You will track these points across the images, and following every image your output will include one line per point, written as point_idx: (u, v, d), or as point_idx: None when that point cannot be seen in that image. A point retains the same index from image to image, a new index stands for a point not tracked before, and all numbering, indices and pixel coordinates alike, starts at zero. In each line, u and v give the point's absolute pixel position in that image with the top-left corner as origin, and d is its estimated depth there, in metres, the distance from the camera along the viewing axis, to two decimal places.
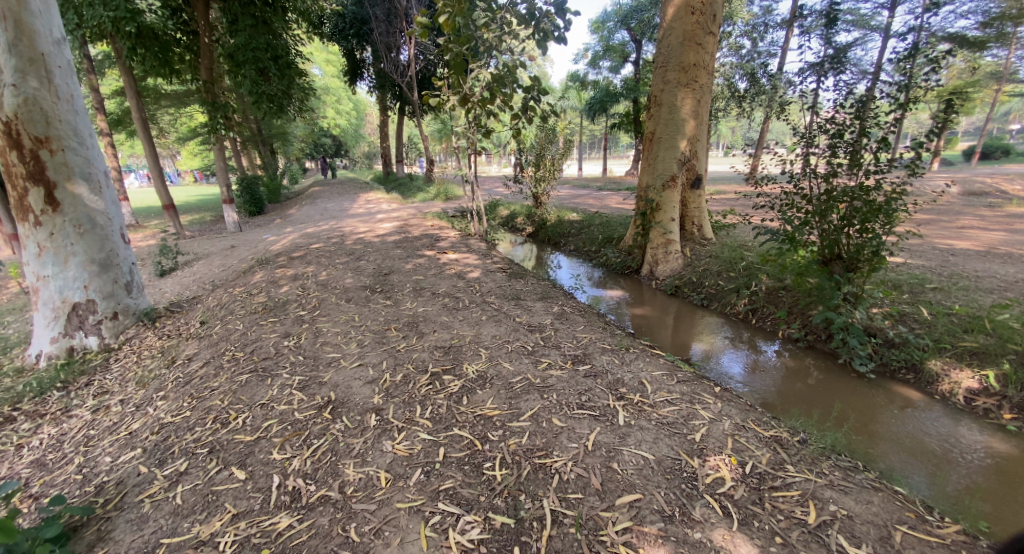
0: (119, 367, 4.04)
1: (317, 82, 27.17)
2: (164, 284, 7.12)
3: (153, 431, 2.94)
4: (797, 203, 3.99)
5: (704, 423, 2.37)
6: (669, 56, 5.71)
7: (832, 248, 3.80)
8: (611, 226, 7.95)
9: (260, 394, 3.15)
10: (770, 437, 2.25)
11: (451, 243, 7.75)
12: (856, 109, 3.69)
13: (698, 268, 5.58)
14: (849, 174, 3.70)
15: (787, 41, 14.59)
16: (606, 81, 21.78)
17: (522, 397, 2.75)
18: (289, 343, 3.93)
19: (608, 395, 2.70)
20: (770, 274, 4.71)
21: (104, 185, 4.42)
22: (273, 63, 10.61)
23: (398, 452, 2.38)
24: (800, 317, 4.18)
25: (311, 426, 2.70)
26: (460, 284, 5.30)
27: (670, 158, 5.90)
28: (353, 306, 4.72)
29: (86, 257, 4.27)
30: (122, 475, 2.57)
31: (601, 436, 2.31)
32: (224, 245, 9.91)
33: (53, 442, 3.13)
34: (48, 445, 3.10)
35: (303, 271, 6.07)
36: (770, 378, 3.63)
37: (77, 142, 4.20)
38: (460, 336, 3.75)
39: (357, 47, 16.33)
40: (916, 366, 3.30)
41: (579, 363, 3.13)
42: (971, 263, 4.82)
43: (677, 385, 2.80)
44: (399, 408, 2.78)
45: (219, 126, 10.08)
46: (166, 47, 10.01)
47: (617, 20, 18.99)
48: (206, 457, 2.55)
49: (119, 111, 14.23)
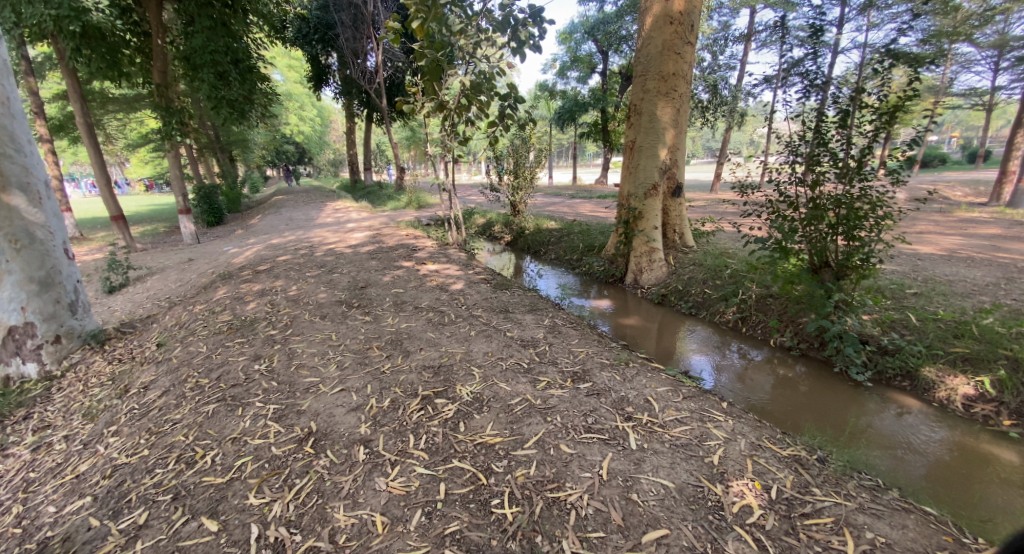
0: (63, 398, 3.61)
1: (279, 88, 26.28)
2: (113, 302, 6.55)
3: (105, 475, 2.59)
4: (784, 210, 3.99)
5: (719, 443, 2.27)
6: (648, 65, 5.72)
7: (822, 255, 3.82)
8: (591, 235, 7.91)
9: (230, 427, 2.84)
10: (790, 456, 2.17)
11: (428, 253, 7.51)
12: (838, 118, 3.73)
13: (683, 276, 5.58)
14: (836, 181, 3.74)
15: (746, 54, 15.16)
16: (574, 91, 22.05)
17: (524, 421, 2.57)
18: (261, 367, 3.61)
19: (615, 415, 2.56)
20: (758, 282, 4.72)
21: (44, 196, 4.02)
22: (233, 67, 10.14)
23: (394, 490, 2.15)
24: (791, 325, 4.20)
25: (291, 463, 2.43)
26: (443, 297, 5.08)
27: (651, 166, 5.89)
28: (330, 324, 4.42)
29: (24, 275, 3.83)
30: (69, 529, 2.23)
31: (615, 462, 2.17)
32: (182, 258, 9.28)
33: None
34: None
35: (272, 286, 5.70)
36: (771, 391, 3.56)
37: (13, 148, 3.79)
38: (450, 355, 3.54)
39: (322, 52, 15.83)
40: (911, 373, 3.35)
41: (579, 381, 2.99)
42: (941, 267, 5.00)
43: (684, 402, 2.70)
44: (390, 438, 2.55)
45: (174, 133, 9.45)
46: (114, 48, 9.31)
47: (584, 32, 19.26)
48: (169, 505, 2.24)
49: (61, 116, 13.21)
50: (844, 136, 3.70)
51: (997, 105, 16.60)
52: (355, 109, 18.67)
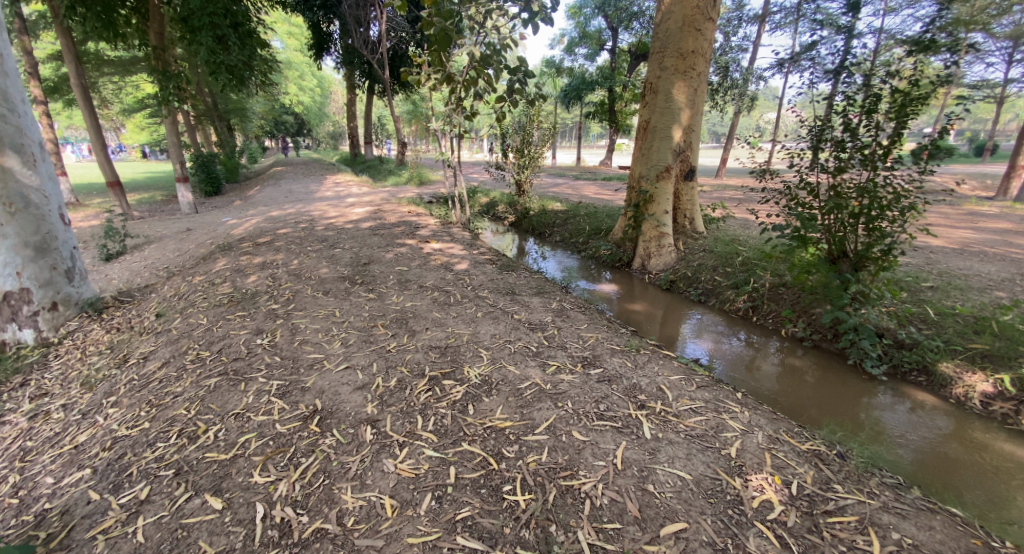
0: (61, 365, 3.57)
1: (278, 56, 25.59)
2: (111, 271, 6.43)
3: (104, 447, 2.54)
4: (803, 198, 3.88)
5: (736, 435, 2.23)
6: (667, 41, 5.51)
7: (841, 245, 3.73)
8: (598, 218, 7.79)
9: (232, 403, 2.78)
10: (809, 450, 2.14)
11: (431, 231, 7.37)
12: (868, 101, 3.55)
13: (692, 262, 5.49)
14: (860, 167, 3.60)
15: (759, 36, 14.71)
16: (581, 69, 21.46)
17: (534, 406, 2.51)
18: (263, 341, 3.54)
19: (628, 403, 2.51)
20: (771, 271, 4.62)
21: (39, 159, 3.95)
22: (233, 31, 9.78)
23: (402, 473, 2.10)
24: (804, 316, 4.12)
25: (296, 441, 2.38)
26: (448, 276, 4.99)
27: (664, 149, 5.74)
28: (332, 300, 4.34)
29: (19, 240, 3.76)
30: (68, 502, 2.19)
31: (629, 451, 2.13)
32: (179, 227, 9.13)
33: None
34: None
35: (273, 259, 5.59)
36: (780, 381, 3.50)
37: (6, 108, 3.70)
38: (456, 335, 3.47)
39: (323, 19, 15.27)
40: (928, 368, 3.30)
41: (590, 367, 2.92)
42: (955, 261, 4.91)
43: (698, 391, 2.64)
44: (397, 419, 2.49)
45: (171, 98, 9.14)
46: (109, 7, 8.97)
47: (594, 7, 18.64)
48: (171, 481, 2.19)
49: (56, 77, 12.83)
50: (875, 121, 3.51)
51: (1011, 97, 16.23)
52: (356, 80, 18.24)
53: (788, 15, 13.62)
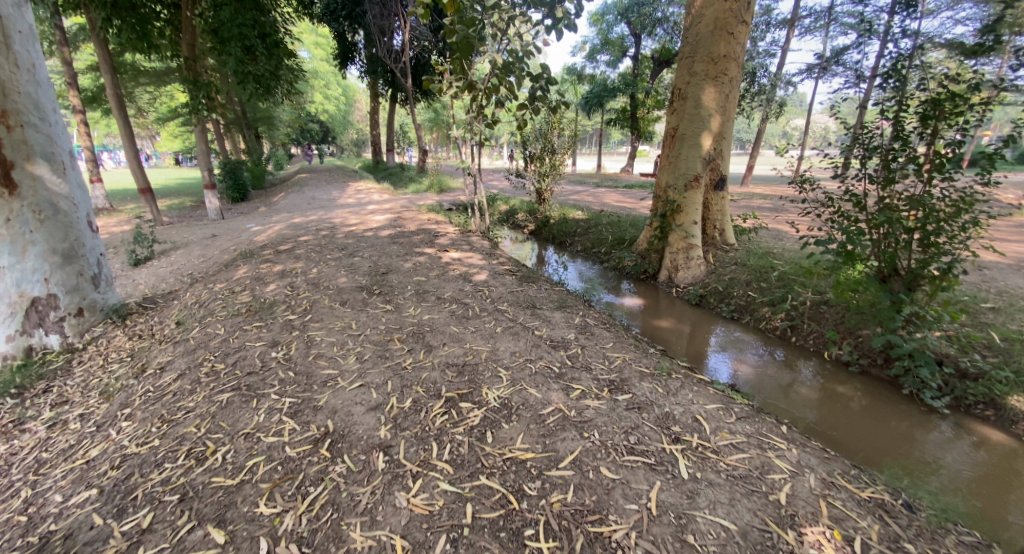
0: (83, 372, 3.56)
1: (305, 66, 26.19)
2: (138, 276, 6.53)
3: (113, 465, 2.46)
4: (848, 210, 3.62)
5: (785, 478, 2.04)
6: (697, 46, 5.30)
7: (891, 263, 3.45)
8: (622, 227, 7.56)
9: (243, 421, 2.67)
10: (870, 500, 1.96)
11: (450, 240, 7.27)
12: (922, 106, 3.27)
13: (723, 276, 5.23)
14: (913, 177, 3.32)
15: (788, 41, 14.32)
16: (602, 76, 21.29)
17: (557, 435, 2.33)
18: (278, 354, 3.45)
19: (660, 435, 2.30)
20: (811, 288, 4.34)
21: (67, 166, 3.97)
22: (261, 41, 9.94)
23: (416, 509, 1.95)
24: (850, 338, 3.83)
25: (306, 467, 2.25)
26: (467, 288, 4.84)
27: (693, 157, 5.50)
28: (349, 311, 4.24)
29: (48, 247, 3.79)
30: (72, 525, 2.10)
31: (664, 493, 1.94)
32: (205, 234, 9.27)
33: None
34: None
35: (293, 267, 5.56)
36: (825, 410, 3.23)
37: (38, 117, 3.73)
38: (475, 353, 3.31)
39: (349, 29, 15.46)
40: (996, 401, 3.01)
41: (617, 392, 2.71)
42: (1013, 278, 4.55)
43: (738, 423, 2.43)
44: (411, 446, 2.34)
45: (201, 107, 9.32)
46: (144, 20, 9.23)
47: (617, 14, 18.47)
48: (175, 507, 2.08)
49: (94, 88, 13.32)
50: (932, 127, 3.22)
51: None
52: (379, 88, 18.47)
53: (818, 19, 13.20)
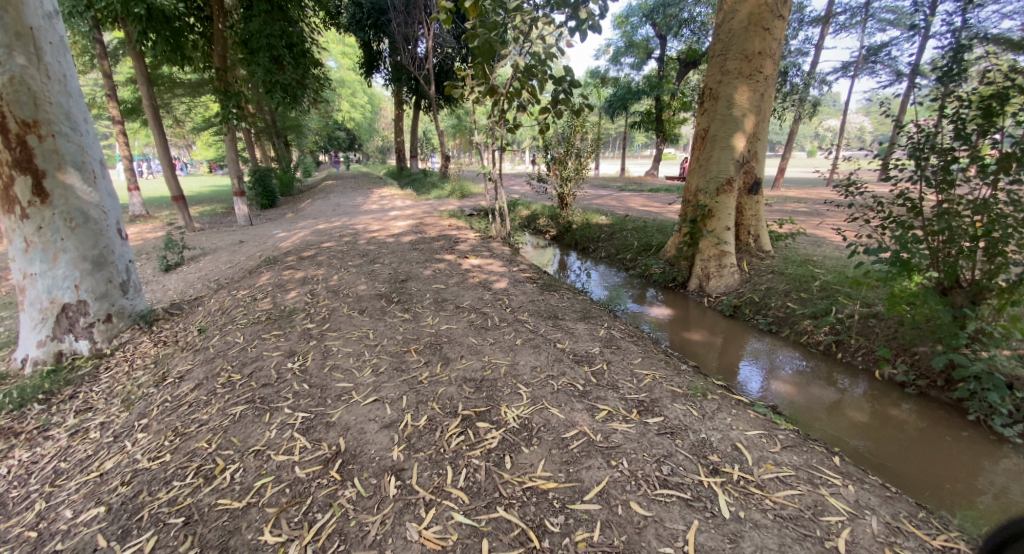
0: (108, 379, 3.56)
1: (332, 75, 26.77)
2: (168, 281, 6.64)
3: (123, 481, 2.38)
4: (902, 217, 3.31)
5: (842, 521, 1.80)
6: (729, 42, 5.03)
7: (953, 275, 3.13)
8: (648, 233, 7.30)
9: (254, 438, 2.57)
10: (945, 551, 1.70)
11: (471, 246, 7.15)
12: (988, 100, 2.95)
13: (759, 286, 4.93)
14: (978, 180, 3.00)
15: (822, 38, 13.77)
16: (626, 78, 20.97)
17: (582, 463, 2.14)
18: (294, 365, 3.37)
19: (697, 466, 2.09)
20: (858, 300, 4.02)
21: (98, 175, 3.99)
22: (289, 51, 10.12)
23: (427, 544, 1.79)
24: (904, 356, 3.51)
25: (314, 491, 2.12)
26: (487, 296, 4.70)
27: (726, 159, 5.23)
28: (367, 320, 4.14)
29: (78, 254, 3.83)
30: (79, 545, 2.03)
31: (703, 535, 1.72)
32: (233, 240, 9.42)
33: (19, 474, 2.65)
34: (14, 478, 2.62)
35: (314, 274, 5.53)
36: (879, 435, 2.94)
37: (69, 127, 3.76)
38: (494, 367, 3.15)
39: (374, 38, 15.68)
40: None
41: (648, 415, 2.50)
42: None
43: (785, 454, 2.19)
44: (425, 470, 2.19)
45: (231, 116, 9.51)
46: (178, 33, 9.46)
47: (642, 15, 18.18)
48: (179, 531, 1.99)
49: (133, 99, 13.86)
50: (999, 124, 2.89)
51: None
52: (403, 96, 18.65)
53: (855, 15, 12.65)
